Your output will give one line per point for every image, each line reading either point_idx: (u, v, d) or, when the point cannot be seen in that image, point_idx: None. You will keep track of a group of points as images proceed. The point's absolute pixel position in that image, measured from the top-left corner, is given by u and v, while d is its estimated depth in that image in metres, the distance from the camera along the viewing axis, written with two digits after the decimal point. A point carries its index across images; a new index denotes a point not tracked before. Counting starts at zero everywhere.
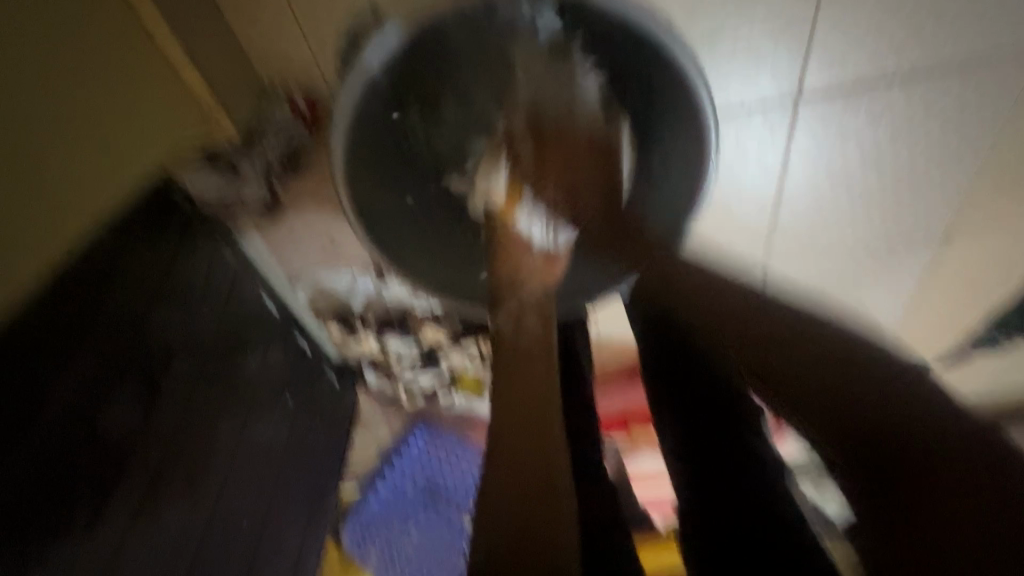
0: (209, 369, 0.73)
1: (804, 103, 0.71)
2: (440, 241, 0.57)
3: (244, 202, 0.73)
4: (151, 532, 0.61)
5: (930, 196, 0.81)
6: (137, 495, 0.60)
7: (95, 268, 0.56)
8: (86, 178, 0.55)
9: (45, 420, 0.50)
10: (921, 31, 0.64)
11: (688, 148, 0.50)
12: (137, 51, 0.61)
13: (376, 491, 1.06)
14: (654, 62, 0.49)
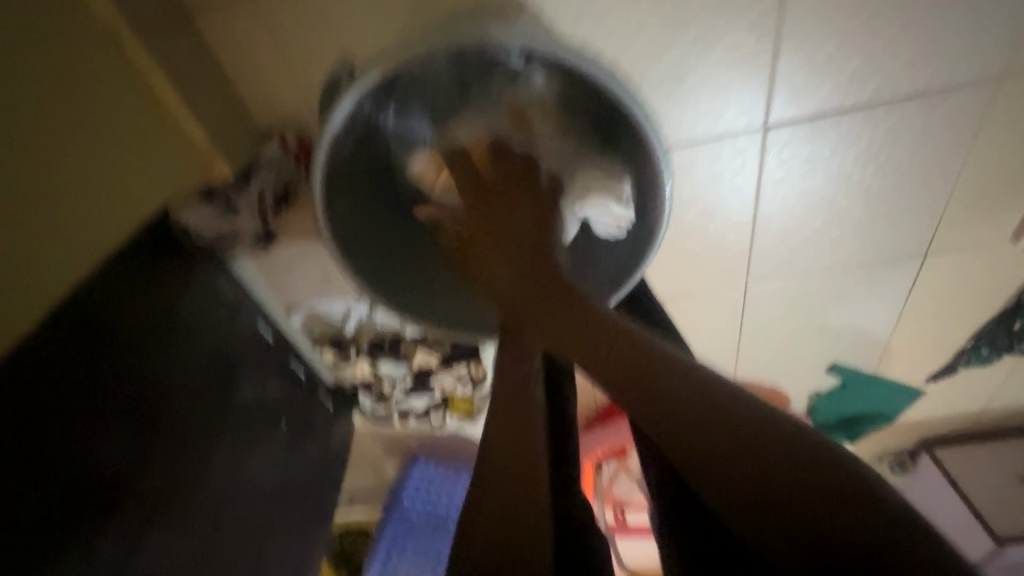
0: (202, 402, 0.75)
1: (772, 134, 0.74)
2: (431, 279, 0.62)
3: (241, 239, 0.74)
4: (146, 560, 0.63)
5: (901, 217, 0.84)
6: (134, 525, 0.62)
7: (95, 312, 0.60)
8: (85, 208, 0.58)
9: (49, 452, 0.53)
10: (879, 66, 0.68)
11: (646, 185, 0.53)
12: (136, 98, 0.63)
13: (389, 530, 1.13)
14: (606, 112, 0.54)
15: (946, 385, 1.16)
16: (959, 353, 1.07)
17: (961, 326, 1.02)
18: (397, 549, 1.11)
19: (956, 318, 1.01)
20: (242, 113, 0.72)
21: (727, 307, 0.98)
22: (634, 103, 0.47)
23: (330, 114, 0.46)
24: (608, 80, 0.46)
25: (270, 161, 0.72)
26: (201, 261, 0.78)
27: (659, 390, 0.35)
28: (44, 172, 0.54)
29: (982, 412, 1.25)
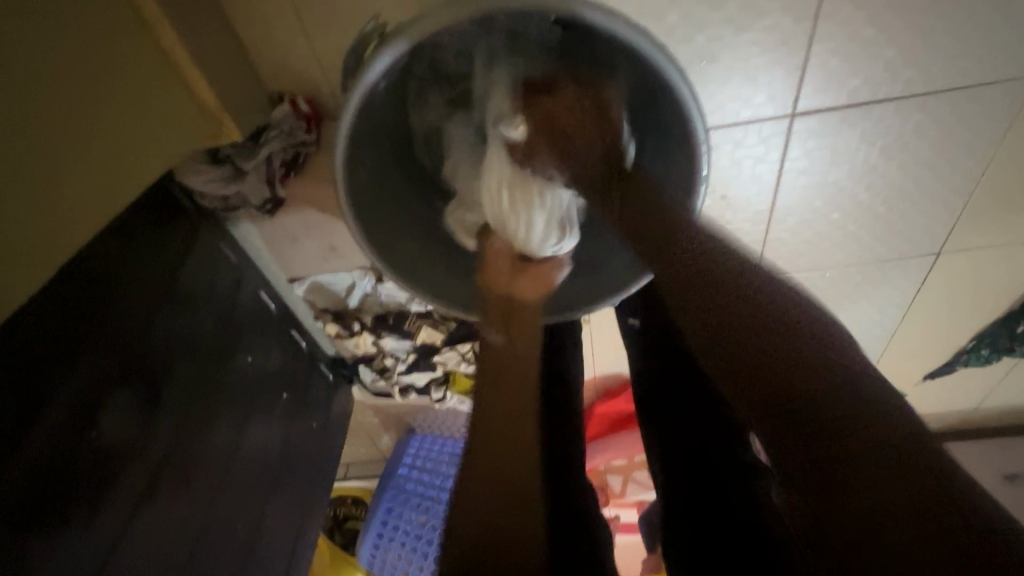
0: (204, 373, 0.74)
1: (799, 123, 0.72)
2: (444, 254, 0.60)
3: (246, 203, 0.72)
4: (149, 525, 0.63)
5: (918, 214, 0.83)
6: (135, 494, 0.61)
7: (97, 274, 0.59)
8: (92, 169, 0.52)
9: (46, 423, 0.52)
10: (915, 57, 0.65)
11: (682, 169, 0.52)
12: (146, 52, 0.57)
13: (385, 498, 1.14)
14: (645, 90, 0.52)
15: (942, 383, 1.17)
16: (957, 353, 1.08)
17: (964, 327, 1.02)
18: (391, 516, 1.12)
19: (960, 319, 1.01)
20: (252, 72, 0.68)
21: None
22: (679, 84, 0.45)
23: (367, 71, 0.43)
24: (657, 56, 0.44)
25: (280, 127, 0.69)
26: (203, 225, 0.76)
27: (802, 357, 0.39)
28: (48, 127, 0.48)
29: (972, 410, 1.27)
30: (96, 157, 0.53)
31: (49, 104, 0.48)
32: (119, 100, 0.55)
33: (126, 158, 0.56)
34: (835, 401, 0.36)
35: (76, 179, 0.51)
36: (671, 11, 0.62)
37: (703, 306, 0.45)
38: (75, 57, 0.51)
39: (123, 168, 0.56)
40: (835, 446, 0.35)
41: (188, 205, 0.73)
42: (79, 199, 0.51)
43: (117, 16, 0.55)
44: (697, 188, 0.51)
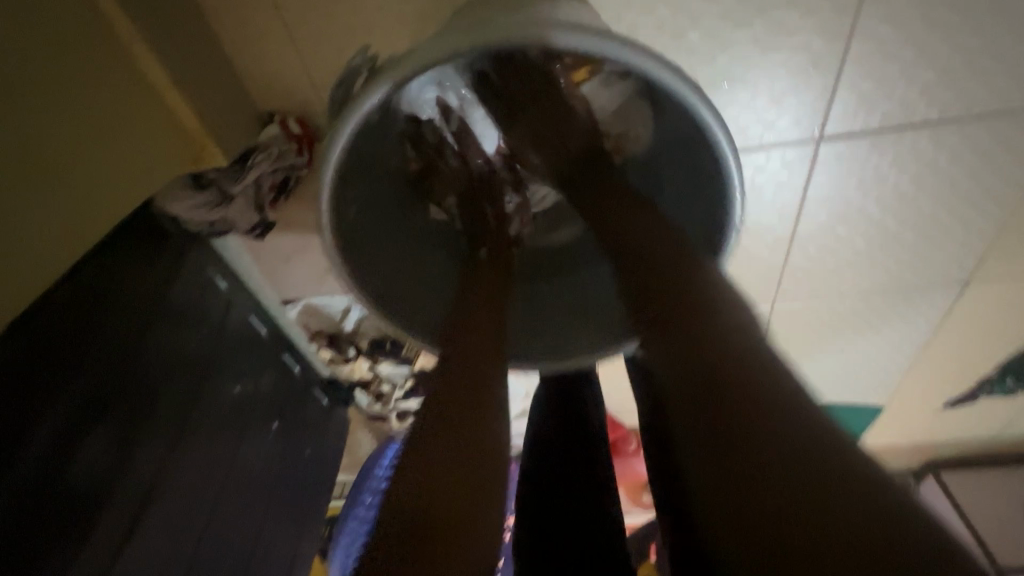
0: (189, 405, 0.69)
1: (826, 147, 0.67)
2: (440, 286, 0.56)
3: (234, 227, 0.68)
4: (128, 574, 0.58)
5: (950, 242, 0.78)
6: (114, 539, 0.56)
7: (72, 297, 0.54)
8: (68, 194, 0.47)
9: (10, 475, 0.46)
10: (955, 79, 0.61)
11: (710, 206, 0.47)
12: (118, 70, 0.53)
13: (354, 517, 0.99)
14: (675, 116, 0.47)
15: (963, 412, 1.12)
16: (980, 381, 1.03)
17: (990, 356, 0.97)
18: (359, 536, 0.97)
19: (986, 349, 0.96)
20: (240, 89, 0.64)
21: None
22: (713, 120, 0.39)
23: (358, 103, 0.38)
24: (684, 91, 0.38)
25: (267, 149, 0.64)
26: (189, 249, 0.71)
27: (736, 370, 0.32)
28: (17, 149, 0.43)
29: (992, 438, 1.22)
30: (65, 179, 0.47)
31: (19, 123, 0.43)
32: (88, 118, 0.50)
33: (106, 181, 0.51)
34: (765, 416, 0.29)
35: (51, 202, 0.46)
36: (691, 29, 0.58)
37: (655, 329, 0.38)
38: (43, 73, 0.46)
39: (102, 191, 0.51)
40: (754, 462, 0.28)
41: (169, 228, 0.67)
42: (57, 224, 0.46)
43: (88, 31, 0.50)
44: (726, 238, 0.46)
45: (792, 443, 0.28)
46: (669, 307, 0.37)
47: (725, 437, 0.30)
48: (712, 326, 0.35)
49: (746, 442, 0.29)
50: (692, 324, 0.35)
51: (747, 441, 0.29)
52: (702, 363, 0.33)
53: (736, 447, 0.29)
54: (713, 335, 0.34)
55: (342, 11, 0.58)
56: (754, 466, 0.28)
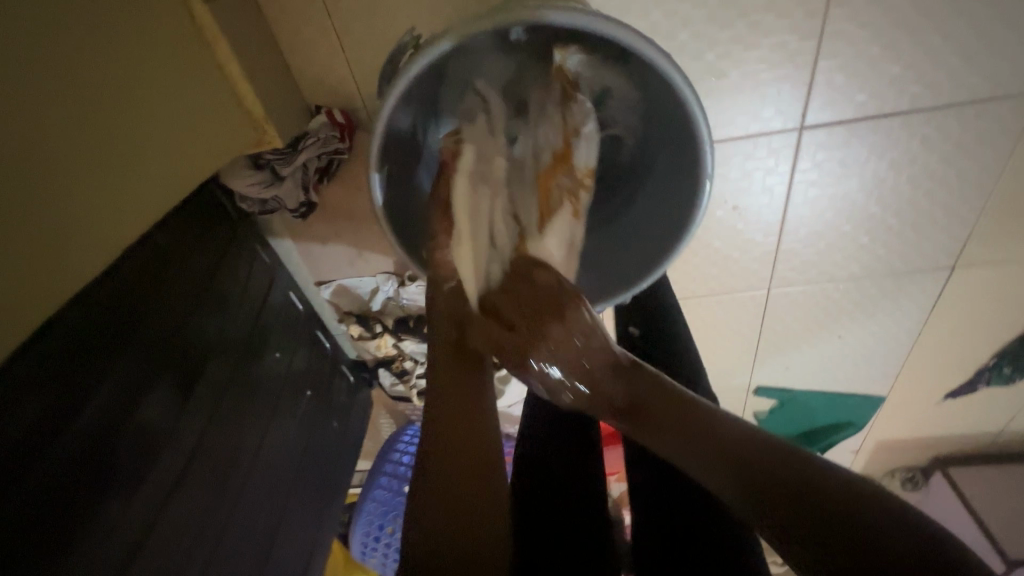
0: (231, 375, 0.78)
1: (808, 136, 0.74)
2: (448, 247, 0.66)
3: (283, 205, 0.78)
4: (176, 513, 0.65)
5: (932, 227, 0.84)
6: (165, 481, 0.64)
7: (142, 268, 0.64)
8: (142, 170, 0.57)
9: (82, 416, 0.54)
10: (921, 73, 0.68)
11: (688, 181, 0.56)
12: (203, 64, 0.63)
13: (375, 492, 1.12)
14: (660, 99, 0.57)
15: (964, 404, 1.15)
16: (980, 370, 1.07)
17: (984, 344, 1.02)
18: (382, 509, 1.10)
19: (980, 336, 1.00)
20: (293, 86, 0.74)
21: (748, 310, 0.99)
22: (685, 90, 0.49)
23: (397, 82, 0.47)
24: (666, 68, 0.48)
25: (317, 136, 0.74)
26: (242, 227, 0.83)
27: (692, 424, 0.40)
28: (105, 127, 0.53)
29: (996, 434, 1.24)
30: (140, 163, 0.57)
31: (111, 107, 0.53)
32: (164, 108, 0.59)
33: (174, 160, 0.61)
34: (771, 474, 0.35)
35: (125, 179, 0.55)
36: (682, 30, 0.67)
37: (597, 384, 0.47)
38: (139, 66, 0.56)
39: (168, 172, 0.61)
40: (807, 510, 0.33)
41: (227, 207, 0.79)
42: (128, 198, 0.56)
43: (181, 31, 0.60)
44: (703, 187, 0.55)
45: (788, 483, 0.35)
46: (645, 403, 0.43)
47: (761, 493, 0.35)
48: (698, 420, 0.40)
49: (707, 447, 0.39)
50: (660, 431, 0.41)
51: (779, 494, 0.35)
52: (675, 411, 0.42)
53: (787, 513, 0.34)
54: (709, 441, 0.39)
55: (383, 18, 0.69)
56: (795, 512, 0.34)
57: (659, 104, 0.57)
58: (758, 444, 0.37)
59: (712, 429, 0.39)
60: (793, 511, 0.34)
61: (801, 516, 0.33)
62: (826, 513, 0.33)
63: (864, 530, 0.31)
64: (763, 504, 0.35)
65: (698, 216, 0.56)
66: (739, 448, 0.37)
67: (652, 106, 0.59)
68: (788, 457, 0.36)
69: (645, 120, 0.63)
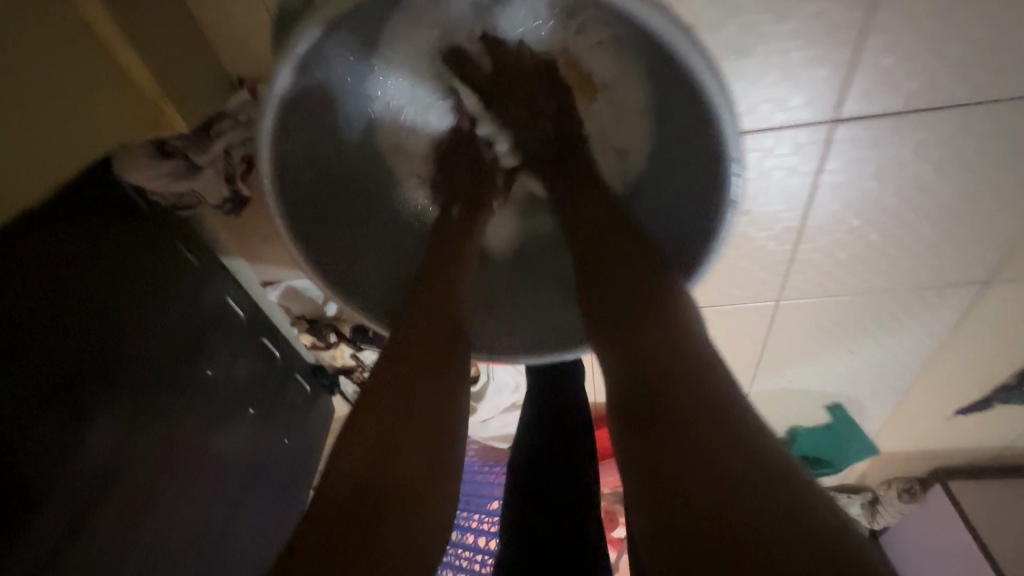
0: (153, 393, 0.65)
1: (842, 130, 0.62)
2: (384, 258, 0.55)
3: (203, 200, 0.64)
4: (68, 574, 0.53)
5: (972, 239, 0.73)
6: (55, 534, 0.52)
7: (19, 279, 0.51)
8: None
9: None
10: (991, 58, 0.55)
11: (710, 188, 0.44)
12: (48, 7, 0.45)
13: None
14: (668, 89, 0.43)
15: (975, 420, 1.07)
16: (998, 388, 0.98)
17: (1009, 363, 0.92)
18: None
19: (1006, 355, 0.91)
20: (209, 52, 0.59)
21: (754, 321, 0.88)
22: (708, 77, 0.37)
23: (291, 47, 0.37)
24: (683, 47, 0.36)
25: (238, 118, 0.60)
26: (160, 224, 0.69)
27: (673, 360, 0.35)
28: None
29: (1003, 449, 1.17)
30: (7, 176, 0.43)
31: None
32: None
33: (32, 140, 0.45)
34: (709, 428, 0.30)
35: None
36: None
37: (632, 388, 0.35)
38: None
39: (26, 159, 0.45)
40: (721, 470, 0.28)
41: (137, 203, 0.65)
42: None
43: None
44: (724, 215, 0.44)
45: (724, 440, 0.30)
46: (644, 324, 0.38)
47: (687, 445, 0.30)
48: (690, 348, 0.35)
49: (676, 484, 0.29)
50: (648, 333, 0.37)
51: (697, 447, 0.30)
52: (665, 314, 0.38)
53: (690, 458, 0.29)
54: (672, 367, 0.34)
55: None
56: (702, 492, 0.28)
57: (666, 86, 0.44)
58: (781, 495, 0.27)
59: (695, 361, 0.34)
60: (707, 464, 0.29)
61: (709, 473, 0.28)
62: (737, 476, 0.28)
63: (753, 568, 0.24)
64: (682, 454, 0.30)
65: (716, 240, 0.45)
66: (697, 394, 0.32)
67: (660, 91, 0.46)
68: (741, 421, 0.30)
69: (651, 110, 0.49)
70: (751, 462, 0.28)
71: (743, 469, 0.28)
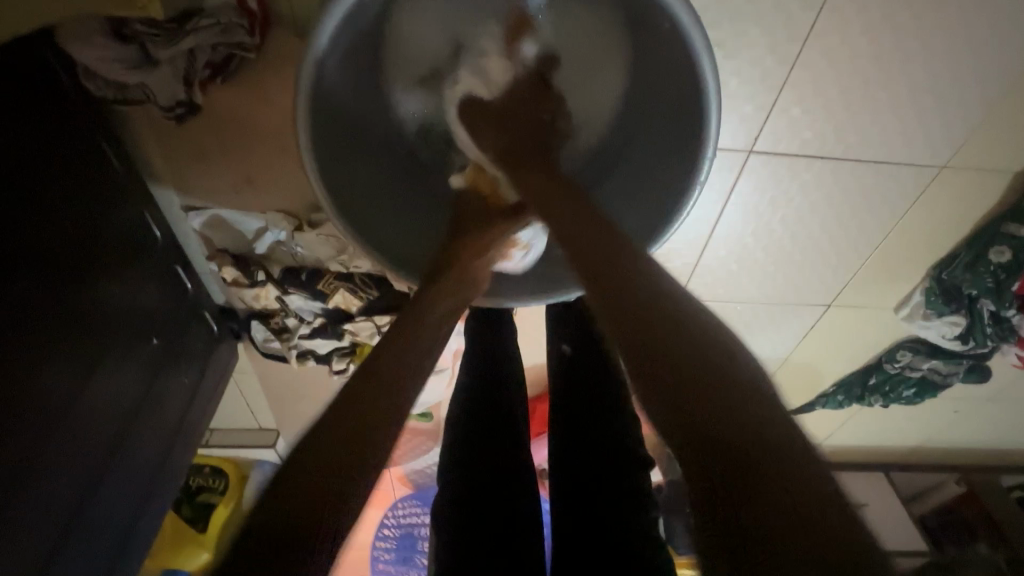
0: (40, 311, 0.58)
1: (753, 160, 0.75)
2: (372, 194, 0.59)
3: (150, 99, 0.61)
4: None
5: (826, 266, 0.92)
6: None
7: None
8: None
9: None
10: (860, 124, 0.72)
11: (683, 167, 0.53)
12: None
13: None
14: (664, 66, 0.53)
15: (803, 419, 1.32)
16: (819, 395, 1.23)
17: (832, 372, 1.16)
18: None
19: (831, 365, 1.14)
20: None
21: None
22: (703, 54, 0.46)
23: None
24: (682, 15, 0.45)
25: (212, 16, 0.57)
26: (82, 113, 0.63)
27: (658, 327, 0.35)
28: None
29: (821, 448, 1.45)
30: None
31: None
32: None
33: None
34: (717, 390, 0.31)
35: None
36: None
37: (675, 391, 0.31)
38: None
39: None
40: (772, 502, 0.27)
41: (64, 83, 0.60)
42: None
43: None
44: (690, 193, 0.52)
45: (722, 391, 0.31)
46: (597, 266, 0.41)
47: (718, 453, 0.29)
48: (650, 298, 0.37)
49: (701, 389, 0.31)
50: (687, 365, 0.32)
51: (726, 448, 0.29)
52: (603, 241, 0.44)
53: (724, 459, 0.28)
54: (699, 357, 0.33)
55: None
56: (732, 456, 0.28)
57: (666, 73, 0.53)
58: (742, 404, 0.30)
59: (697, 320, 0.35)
60: (756, 474, 0.27)
61: (729, 471, 0.28)
62: (741, 452, 0.28)
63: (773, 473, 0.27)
64: (765, 502, 0.26)
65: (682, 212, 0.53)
66: (706, 385, 0.31)
67: (654, 74, 0.54)
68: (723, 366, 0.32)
69: (643, 87, 0.57)
70: (781, 463, 0.28)
71: (780, 471, 0.27)
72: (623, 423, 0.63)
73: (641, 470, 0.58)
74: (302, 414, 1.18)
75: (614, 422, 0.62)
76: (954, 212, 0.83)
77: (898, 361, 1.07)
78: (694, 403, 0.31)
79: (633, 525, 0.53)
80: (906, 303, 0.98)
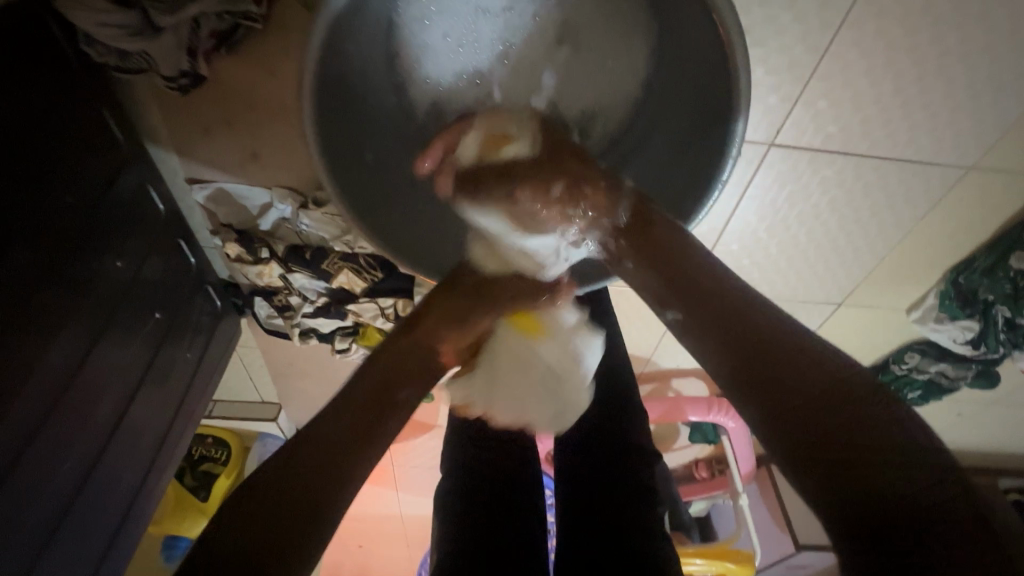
0: (43, 281, 0.57)
1: (773, 153, 0.73)
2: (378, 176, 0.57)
3: (153, 68, 0.59)
4: None
5: (840, 264, 0.90)
6: None
7: None
8: None
9: None
10: (888, 120, 0.69)
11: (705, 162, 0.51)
12: None
13: None
14: (692, 55, 0.50)
15: None
16: None
17: None
18: None
19: None
20: None
21: None
22: None
23: None
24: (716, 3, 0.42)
25: None
26: (84, 80, 0.61)
27: (750, 337, 0.39)
28: None
29: None
30: None
31: None
32: None
33: None
34: (835, 407, 0.35)
35: None
36: None
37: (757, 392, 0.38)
38: None
39: None
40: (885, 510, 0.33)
41: (65, 49, 0.58)
42: None
43: None
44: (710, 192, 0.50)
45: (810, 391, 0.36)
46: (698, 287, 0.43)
47: (831, 465, 0.34)
48: (728, 301, 0.41)
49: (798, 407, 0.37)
50: (784, 381, 0.37)
51: (856, 465, 0.34)
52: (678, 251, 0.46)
53: (835, 466, 0.34)
54: (794, 372, 0.37)
55: None
56: (862, 477, 0.33)
57: (693, 61, 0.50)
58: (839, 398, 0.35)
59: (784, 334, 0.38)
60: (857, 468, 0.33)
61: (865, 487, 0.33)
62: (895, 475, 0.33)
63: (898, 489, 0.33)
64: (864, 509, 0.33)
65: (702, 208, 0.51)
66: (819, 402, 0.36)
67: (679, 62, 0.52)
68: (849, 386, 0.36)
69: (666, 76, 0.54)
70: (898, 482, 0.33)
71: (900, 493, 0.32)
72: (630, 427, 0.61)
73: (642, 470, 0.57)
74: (305, 390, 1.18)
75: (620, 425, 0.61)
76: (979, 214, 0.81)
77: (906, 362, 1.06)
78: (828, 430, 0.35)
79: (641, 533, 0.51)
80: (920, 305, 0.96)
